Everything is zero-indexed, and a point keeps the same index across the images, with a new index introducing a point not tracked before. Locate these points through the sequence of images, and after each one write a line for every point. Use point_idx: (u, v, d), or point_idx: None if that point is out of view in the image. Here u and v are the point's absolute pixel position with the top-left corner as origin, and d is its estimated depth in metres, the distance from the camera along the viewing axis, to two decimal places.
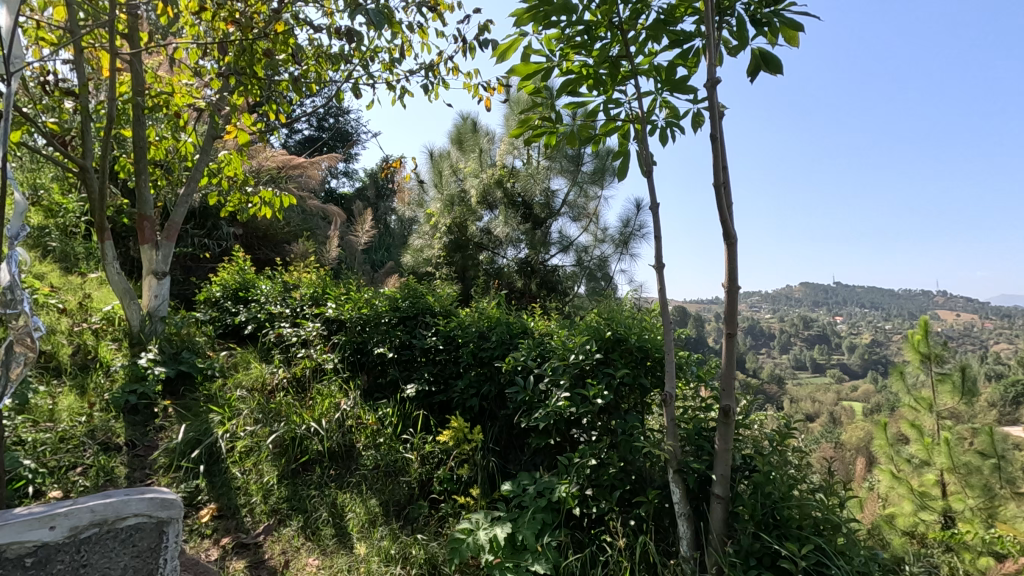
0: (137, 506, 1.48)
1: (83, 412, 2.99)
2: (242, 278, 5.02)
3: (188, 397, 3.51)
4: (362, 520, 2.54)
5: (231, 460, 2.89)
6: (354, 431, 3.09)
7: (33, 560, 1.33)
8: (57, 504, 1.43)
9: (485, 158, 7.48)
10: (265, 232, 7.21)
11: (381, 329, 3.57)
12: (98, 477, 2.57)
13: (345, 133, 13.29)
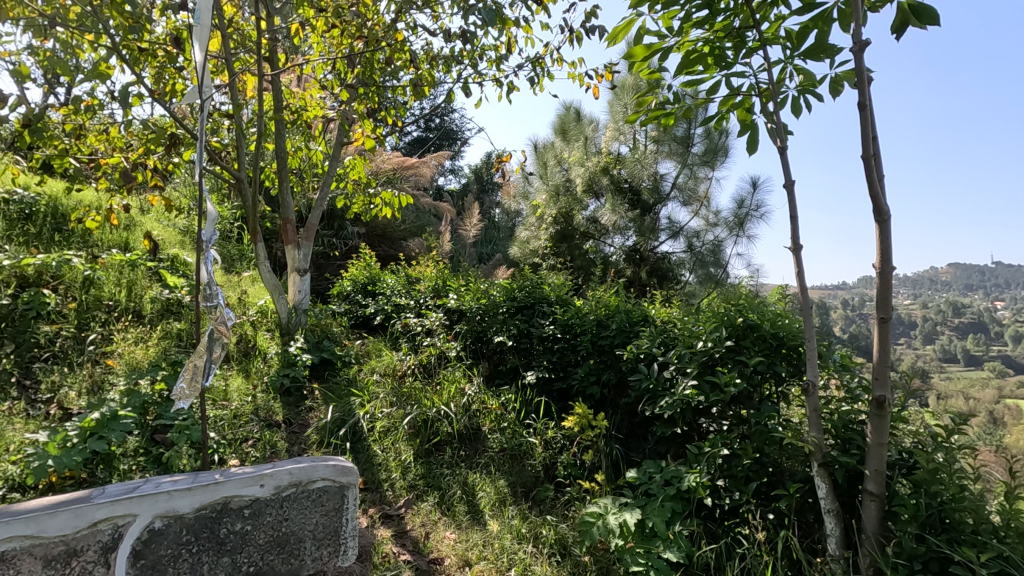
0: (323, 472, 1.64)
1: (249, 393, 3.40)
2: (369, 274, 5.44)
3: (331, 380, 3.86)
4: (493, 499, 2.70)
5: (372, 438, 3.12)
6: (479, 415, 3.26)
7: (250, 511, 1.55)
8: (263, 466, 1.65)
9: (590, 145, 7.43)
10: (385, 230, 7.72)
11: (500, 318, 3.71)
12: (265, 449, 2.91)
13: (451, 132, 13.89)
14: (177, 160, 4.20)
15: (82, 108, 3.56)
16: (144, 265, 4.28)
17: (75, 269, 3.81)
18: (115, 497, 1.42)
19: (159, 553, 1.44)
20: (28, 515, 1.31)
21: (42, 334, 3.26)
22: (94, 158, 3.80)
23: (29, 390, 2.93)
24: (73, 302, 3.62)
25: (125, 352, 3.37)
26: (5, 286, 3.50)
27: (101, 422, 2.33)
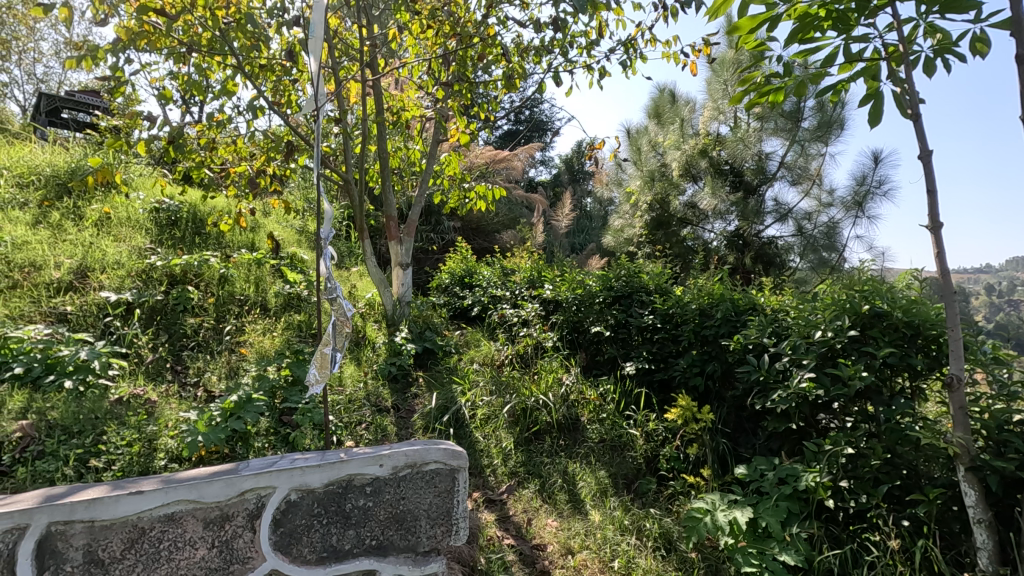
0: (435, 455, 1.55)
1: (361, 379, 3.63)
2: (466, 266, 5.59)
3: (434, 369, 4.03)
4: (593, 489, 2.70)
5: (474, 425, 3.19)
6: (577, 405, 3.26)
7: (371, 489, 1.50)
8: (381, 444, 1.59)
9: (687, 127, 7.10)
10: (479, 223, 7.90)
11: (597, 308, 3.66)
12: (376, 432, 3.10)
13: (541, 124, 13.93)
14: (293, 165, 4.57)
15: (214, 123, 3.98)
16: (268, 262, 4.72)
17: (212, 267, 4.25)
18: (260, 468, 1.42)
19: (296, 522, 1.44)
20: (190, 481, 1.33)
21: (188, 326, 3.69)
22: (225, 168, 4.24)
23: (180, 374, 3.33)
24: (212, 297, 4.06)
25: (255, 342, 3.74)
26: (159, 283, 4.00)
27: (239, 403, 2.61)
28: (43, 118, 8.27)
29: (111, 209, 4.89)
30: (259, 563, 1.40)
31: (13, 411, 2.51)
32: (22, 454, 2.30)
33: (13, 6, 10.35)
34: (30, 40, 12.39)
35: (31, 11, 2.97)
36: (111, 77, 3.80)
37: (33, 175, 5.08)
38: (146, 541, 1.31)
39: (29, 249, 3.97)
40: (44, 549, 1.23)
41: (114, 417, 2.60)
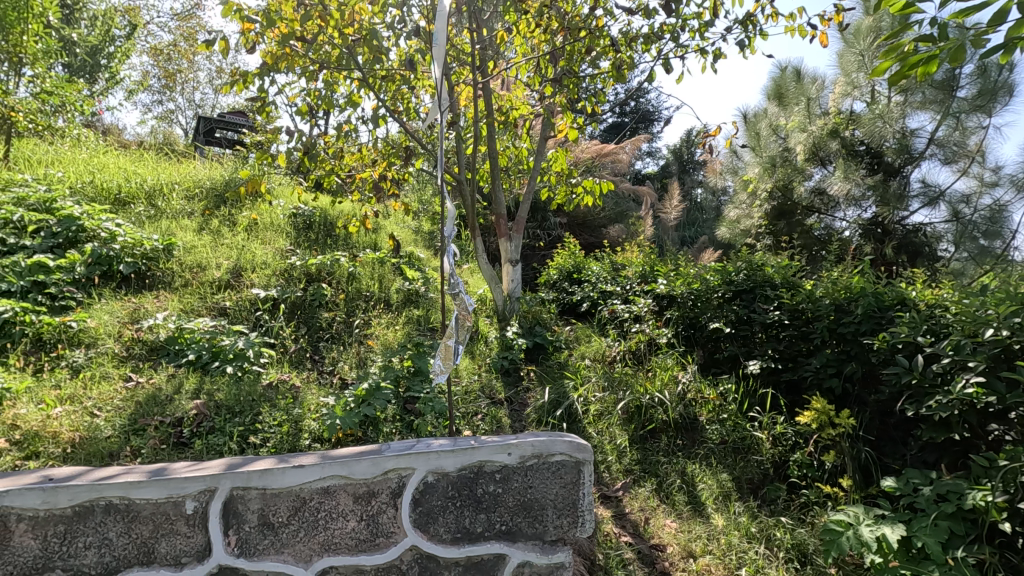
0: (561, 446, 1.58)
1: (476, 371, 3.72)
2: (574, 262, 5.56)
3: (544, 364, 4.06)
4: (716, 493, 2.59)
5: (587, 420, 3.14)
6: (695, 404, 3.13)
7: (500, 477, 1.56)
8: (507, 435, 1.65)
9: (814, 107, 6.51)
10: (586, 218, 7.85)
11: (716, 304, 3.49)
12: (492, 424, 3.18)
13: (647, 114, 13.56)
14: (412, 168, 4.85)
15: (342, 133, 4.33)
16: (389, 261, 5.05)
17: (342, 266, 4.66)
18: (401, 450, 1.52)
19: (433, 503, 1.52)
20: (342, 458, 1.46)
21: (323, 319, 4.06)
22: (352, 174, 4.63)
23: (317, 363, 3.67)
24: (343, 293, 4.43)
25: (381, 335, 4.03)
26: (298, 282, 4.45)
27: (369, 391, 2.83)
28: (202, 138, 9.51)
29: (258, 216, 5.51)
30: (401, 538, 1.49)
31: (189, 390, 2.91)
32: (198, 428, 2.64)
33: (179, 44, 12.03)
34: (191, 72, 14.34)
35: (197, 46, 3.44)
36: (257, 98, 4.27)
37: (197, 189, 5.88)
38: (306, 510, 1.45)
39: (196, 252, 4.58)
40: (228, 509, 1.40)
41: (266, 399, 2.93)
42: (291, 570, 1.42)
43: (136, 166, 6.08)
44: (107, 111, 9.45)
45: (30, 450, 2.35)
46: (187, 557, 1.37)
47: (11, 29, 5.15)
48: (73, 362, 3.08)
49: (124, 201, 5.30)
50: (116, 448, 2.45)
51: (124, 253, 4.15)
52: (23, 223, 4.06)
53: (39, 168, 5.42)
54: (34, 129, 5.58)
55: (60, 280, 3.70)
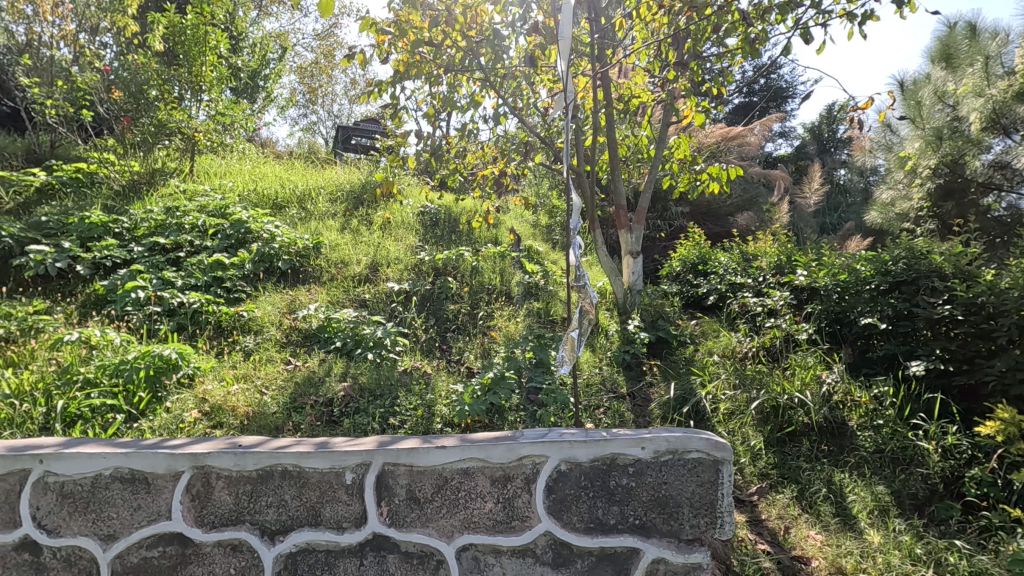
0: (698, 444, 1.52)
1: (597, 365, 3.69)
2: (699, 253, 5.28)
3: (668, 359, 3.91)
4: (870, 506, 2.34)
5: (717, 419, 2.98)
6: (844, 408, 2.85)
7: (633, 470, 1.54)
8: (639, 429, 1.62)
9: (996, 67, 5.43)
10: (710, 206, 7.42)
11: (868, 296, 3.16)
12: (614, 417, 3.13)
13: (780, 91, 12.49)
14: (531, 164, 4.92)
15: (465, 132, 4.51)
16: (509, 255, 5.18)
17: (466, 260, 4.88)
18: (535, 438, 1.57)
19: (566, 491, 1.55)
20: (480, 442, 1.53)
21: (450, 311, 4.28)
22: (474, 172, 4.80)
23: (445, 352, 3.87)
24: (467, 287, 4.63)
25: (503, 327, 4.15)
26: (427, 275, 4.73)
27: (494, 380, 2.93)
28: (341, 146, 10.44)
29: (390, 215, 5.93)
30: (535, 523, 1.53)
31: (337, 373, 3.23)
32: (345, 408, 2.92)
33: (321, 62, 13.30)
34: (330, 86, 15.80)
35: (340, 61, 3.78)
36: (389, 106, 4.59)
37: (339, 192, 6.48)
38: (448, 489, 1.54)
39: (339, 250, 5.04)
40: (381, 482, 1.53)
41: (402, 384, 3.16)
42: (435, 543, 1.52)
43: (289, 174, 6.85)
44: (264, 126, 10.73)
45: (216, 420, 2.74)
46: (347, 523, 1.52)
47: (193, 61, 6.03)
48: (245, 347, 3.55)
49: (280, 205, 5.99)
50: (281, 422, 2.77)
51: (282, 251, 4.69)
52: (205, 227, 4.75)
53: (215, 179, 6.29)
54: (211, 146, 6.49)
55: (234, 276, 4.28)
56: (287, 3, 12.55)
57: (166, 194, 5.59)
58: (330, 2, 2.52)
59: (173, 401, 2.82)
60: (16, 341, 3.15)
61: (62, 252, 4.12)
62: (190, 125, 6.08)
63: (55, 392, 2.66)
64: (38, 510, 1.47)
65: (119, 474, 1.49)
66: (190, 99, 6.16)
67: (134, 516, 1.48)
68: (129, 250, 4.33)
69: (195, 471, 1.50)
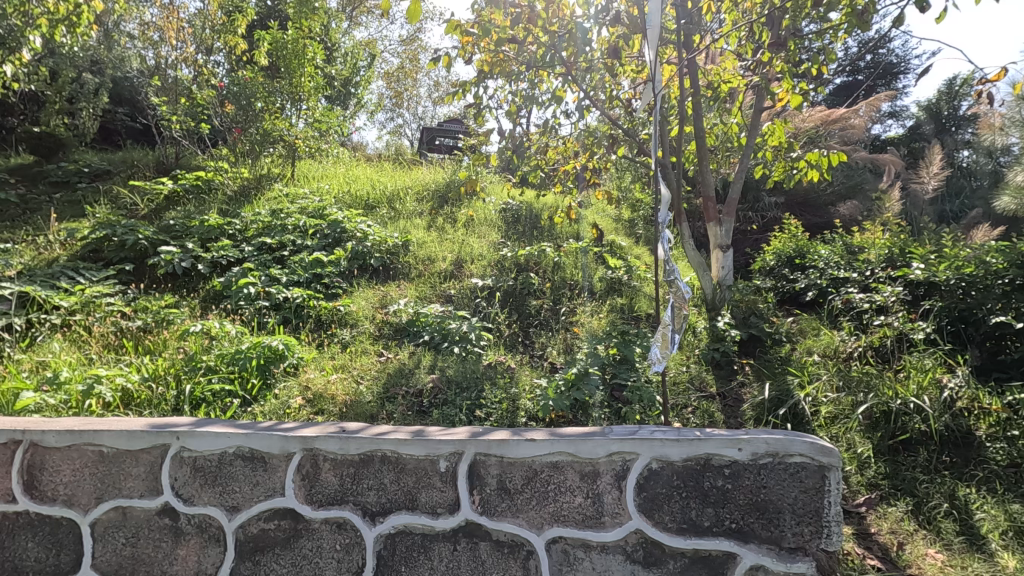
0: (801, 447, 1.44)
1: (684, 363, 3.57)
2: (796, 245, 4.95)
3: (762, 358, 3.71)
4: (1002, 527, 2.12)
5: (818, 424, 2.79)
6: (968, 416, 2.59)
7: (730, 472, 1.48)
8: (735, 430, 1.56)
9: None
10: (808, 196, 6.94)
11: (1000, 293, 2.91)
12: (704, 417, 3.01)
13: (890, 67, 11.42)
14: (614, 157, 4.84)
15: (548, 128, 4.51)
16: (592, 250, 5.15)
17: (548, 256, 4.90)
18: (625, 434, 1.55)
19: (657, 490, 1.52)
20: (570, 436, 1.54)
21: (533, 307, 4.31)
22: (556, 167, 4.79)
23: (528, 347, 3.90)
24: (549, 283, 4.64)
25: (586, 323, 4.13)
26: (510, 271, 4.79)
27: (578, 375, 2.92)
28: (426, 147, 10.82)
29: (474, 212, 6.07)
30: (626, 520, 1.52)
31: (426, 366, 3.36)
32: (434, 399, 3.03)
33: (406, 67, 13.83)
34: (415, 89, 16.38)
35: (427, 65, 3.92)
36: (472, 105, 4.68)
37: (426, 191, 6.73)
38: (538, 481, 1.56)
39: (426, 247, 5.23)
40: (473, 471, 1.59)
41: (487, 378, 3.24)
42: (525, 533, 1.55)
43: (380, 176, 7.19)
44: (356, 131, 11.34)
45: (318, 406, 2.94)
46: (441, 509, 1.59)
47: (294, 73, 6.48)
48: (343, 339, 3.78)
49: (372, 205, 6.30)
50: (376, 410, 2.92)
51: (374, 249, 4.94)
52: (305, 228, 5.10)
53: (313, 183, 6.75)
54: (310, 151, 6.95)
55: (331, 273, 4.57)
56: (376, 12, 13.15)
57: (271, 197, 6.06)
58: (418, 7, 2.62)
59: (281, 388, 3.06)
60: (152, 331, 3.56)
61: (186, 252, 4.59)
62: (291, 133, 6.55)
63: (183, 376, 2.97)
64: (175, 481, 1.66)
65: (240, 453, 1.64)
66: (291, 108, 6.63)
67: (253, 491, 1.63)
68: (241, 250, 4.74)
69: (305, 452, 1.62)
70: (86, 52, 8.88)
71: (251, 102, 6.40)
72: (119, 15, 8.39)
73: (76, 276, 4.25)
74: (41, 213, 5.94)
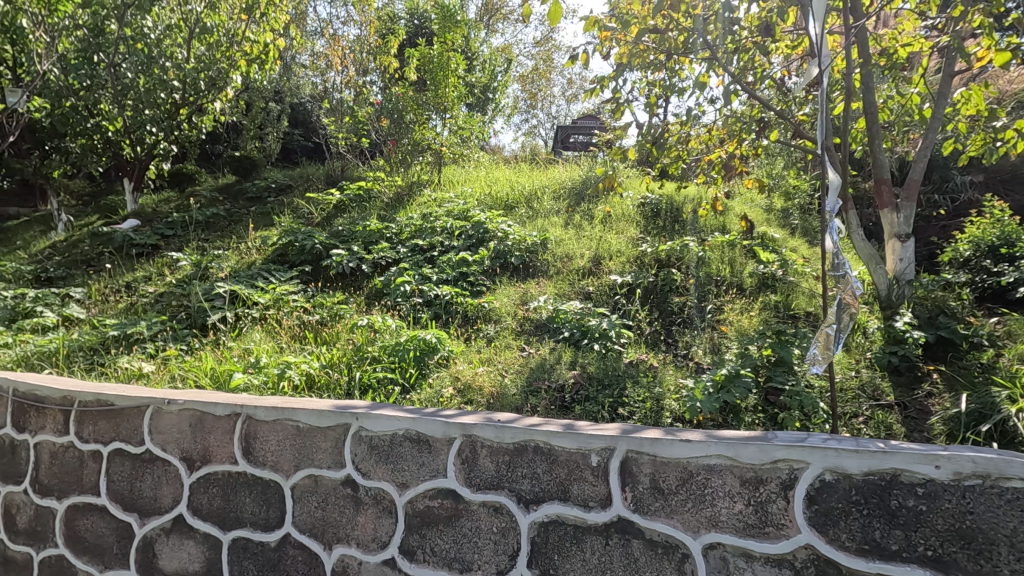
0: (1021, 470, 1.22)
1: (853, 368, 3.19)
2: (1001, 232, 4.16)
3: (955, 364, 3.18)
4: None
5: None
6: None
7: (924, 492, 1.31)
8: (931, 445, 1.37)
9: None
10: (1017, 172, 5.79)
11: None
12: (878, 430, 2.66)
13: None
14: (765, 142, 4.48)
15: (690, 117, 4.30)
16: (740, 244, 4.85)
17: (691, 251, 4.68)
18: (792, 441, 1.44)
19: (832, 504, 1.39)
20: (729, 440, 1.47)
21: (675, 304, 4.15)
22: (698, 158, 4.55)
23: (672, 346, 3.76)
24: (693, 279, 4.43)
25: (735, 321, 3.87)
26: (650, 268, 4.66)
27: (728, 377, 2.75)
28: (561, 145, 10.92)
29: (611, 208, 5.99)
30: (794, 533, 1.42)
31: (567, 362, 3.40)
32: (576, 395, 3.06)
33: (540, 67, 14.04)
34: (549, 88, 16.60)
35: (564, 64, 3.96)
36: (610, 100, 4.61)
37: (563, 189, 6.81)
38: (694, 483, 1.51)
39: (564, 245, 5.28)
40: (625, 468, 1.58)
41: (630, 375, 3.20)
42: (681, 536, 1.51)
43: (518, 177, 7.42)
44: (495, 135, 11.80)
45: (468, 397, 3.12)
46: (593, 502, 1.61)
47: (440, 85, 6.94)
48: (488, 334, 3.96)
49: (512, 205, 6.53)
50: (521, 402, 3.02)
51: (514, 248, 5.11)
52: (452, 229, 5.44)
53: (457, 186, 7.16)
54: (454, 157, 7.39)
55: (476, 271, 4.82)
56: (511, 17, 13.55)
57: (421, 202, 6.55)
58: (556, 8, 2.66)
59: (434, 377, 3.31)
60: (327, 324, 4.06)
61: (352, 254, 5.16)
62: (437, 141, 7.03)
63: (353, 364, 3.35)
64: (356, 456, 1.88)
65: (408, 435, 1.81)
66: (437, 117, 7.08)
67: (420, 470, 1.79)
68: (397, 251, 5.21)
69: (464, 438, 1.74)
70: (272, 84, 10.36)
71: (403, 115, 6.99)
72: (295, 48, 9.64)
73: (268, 277, 4.99)
74: (242, 223, 7.06)
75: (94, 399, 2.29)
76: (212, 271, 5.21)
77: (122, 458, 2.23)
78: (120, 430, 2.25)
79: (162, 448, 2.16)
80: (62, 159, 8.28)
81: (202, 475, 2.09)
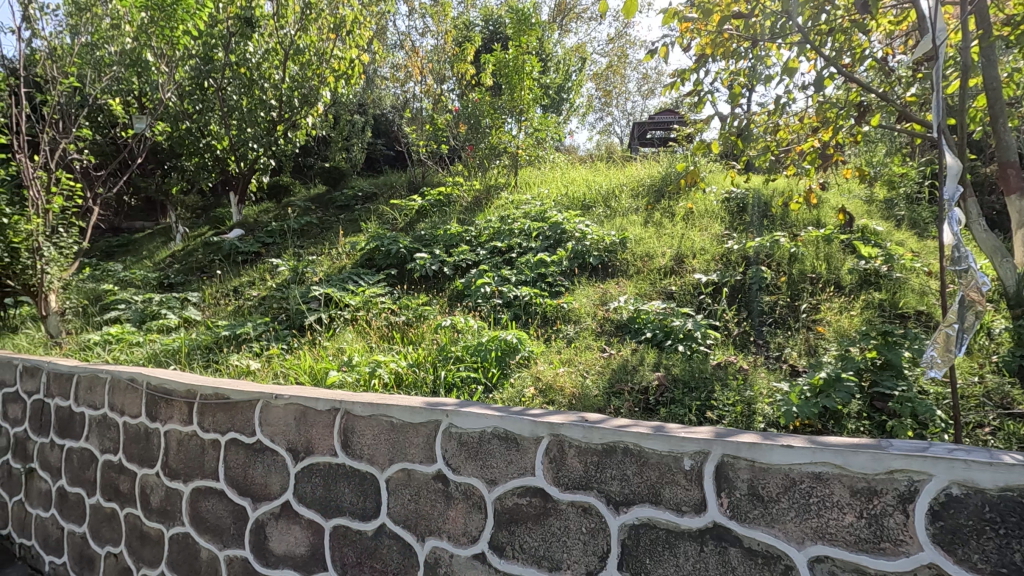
0: None
1: (975, 373, 2.88)
2: None
3: None
4: None
5: None
6: None
7: None
8: None
9: None
10: None
11: None
12: (1009, 442, 2.38)
13: None
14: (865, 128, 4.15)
15: (779, 106, 4.07)
16: (838, 238, 4.51)
17: (782, 247, 4.43)
18: (910, 450, 1.33)
19: (960, 520, 1.27)
20: (838, 446, 1.38)
21: (765, 303, 3.93)
22: (789, 148, 4.28)
23: (763, 347, 3.57)
24: (785, 276, 4.19)
25: (833, 321, 3.61)
26: (737, 266, 4.46)
27: (828, 381, 2.57)
28: (638, 142, 10.71)
29: (693, 205, 5.79)
30: (914, 551, 1.30)
31: (650, 363, 3.32)
32: (661, 398, 2.99)
33: (615, 63, 13.81)
34: (624, 85, 16.37)
35: (643, 58, 3.88)
36: (691, 93, 4.45)
37: (641, 186, 6.67)
38: (797, 492, 1.42)
39: (644, 243, 5.16)
40: (720, 473, 1.52)
41: (718, 378, 3.08)
42: (784, 546, 1.44)
43: (595, 176, 7.35)
44: (569, 134, 11.76)
45: (549, 397, 3.12)
46: (686, 507, 1.56)
47: (515, 88, 7.03)
48: (568, 335, 3.95)
49: (589, 205, 6.46)
50: (604, 404, 2.98)
51: (593, 248, 5.07)
52: (530, 231, 5.49)
53: (534, 187, 7.21)
54: (530, 159, 7.44)
55: (554, 272, 4.83)
56: (584, 15, 13.49)
57: (499, 205, 6.65)
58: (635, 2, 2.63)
59: (516, 377, 3.35)
60: (413, 324, 4.23)
61: (435, 258, 5.33)
62: (513, 144, 7.17)
63: (438, 364, 3.45)
64: (447, 452, 1.94)
65: (497, 433, 1.85)
66: (513, 121, 7.18)
67: (508, 468, 1.82)
68: (477, 254, 5.33)
69: (552, 438, 1.75)
70: (358, 97, 10.93)
71: (480, 120, 7.17)
72: (378, 62, 10.12)
73: (358, 280, 5.27)
74: (332, 230, 7.50)
75: (213, 393, 2.52)
76: (307, 275, 5.58)
77: (237, 448, 2.45)
78: (235, 421, 2.46)
79: (271, 439, 2.34)
80: (179, 177, 9.20)
81: (306, 465, 2.24)
